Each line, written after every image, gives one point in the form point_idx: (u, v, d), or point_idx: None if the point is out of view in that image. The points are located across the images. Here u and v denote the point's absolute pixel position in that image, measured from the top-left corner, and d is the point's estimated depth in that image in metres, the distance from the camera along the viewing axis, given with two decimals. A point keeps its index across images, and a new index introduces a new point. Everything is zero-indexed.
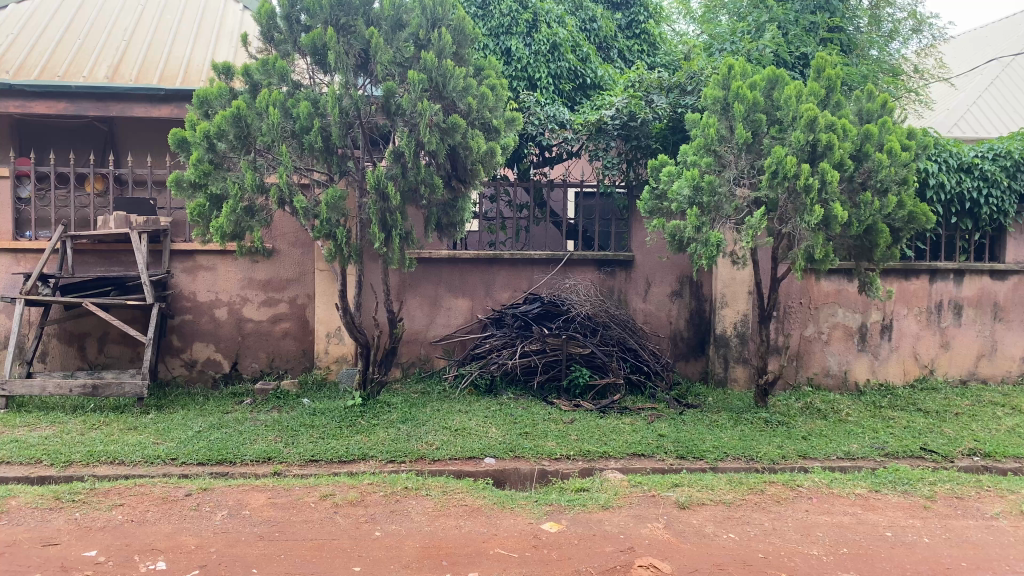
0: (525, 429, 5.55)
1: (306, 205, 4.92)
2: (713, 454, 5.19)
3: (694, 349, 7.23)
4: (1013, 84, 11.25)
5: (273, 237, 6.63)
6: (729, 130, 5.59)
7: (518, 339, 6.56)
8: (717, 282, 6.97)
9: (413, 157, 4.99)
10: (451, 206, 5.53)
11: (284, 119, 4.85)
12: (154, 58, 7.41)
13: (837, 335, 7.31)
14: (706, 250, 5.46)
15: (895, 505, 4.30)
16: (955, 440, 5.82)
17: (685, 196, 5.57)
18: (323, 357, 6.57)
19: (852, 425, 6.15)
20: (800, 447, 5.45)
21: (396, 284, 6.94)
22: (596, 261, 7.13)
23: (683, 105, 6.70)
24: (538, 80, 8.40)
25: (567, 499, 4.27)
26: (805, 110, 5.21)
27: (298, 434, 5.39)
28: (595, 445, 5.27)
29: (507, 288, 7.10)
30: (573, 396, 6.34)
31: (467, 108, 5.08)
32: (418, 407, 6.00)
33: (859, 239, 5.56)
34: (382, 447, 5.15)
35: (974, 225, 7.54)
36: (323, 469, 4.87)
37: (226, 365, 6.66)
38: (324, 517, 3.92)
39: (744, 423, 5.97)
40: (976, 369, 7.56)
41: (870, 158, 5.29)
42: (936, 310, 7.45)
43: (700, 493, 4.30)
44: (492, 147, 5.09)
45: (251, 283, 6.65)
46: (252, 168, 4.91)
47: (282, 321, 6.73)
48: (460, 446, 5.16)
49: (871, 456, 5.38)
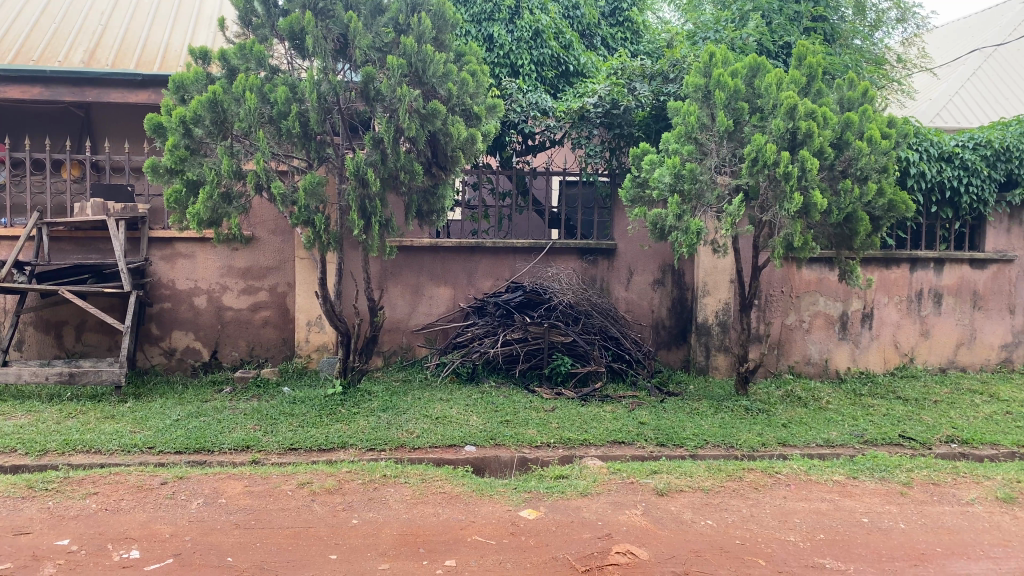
0: (506, 417, 5.55)
1: (285, 192, 4.88)
2: (693, 442, 5.20)
3: (676, 337, 7.25)
4: (995, 76, 11.30)
5: (253, 224, 6.57)
6: (710, 118, 5.58)
7: (501, 327, 6.55)
8: (699, 270, 6.98)
9: (393, 144, 4.95)
10: (432, 194, 5.49)
11: (261, 104, 4.79)
12: (133, 43, 7.33)
13: (818, 324, 7.34)
14: (687, 238, 5.46)
15: (871, 491, 4.32)
16: (933, 427, 5.87)
17: (666, 184, 5.55)
18: (303, 346, 6.54)
19: (832, 413, 6.18)
20: (780, 435, 5.48)
21: (377, 273, 6.90)
22: (579, 249, 7.10)
23: (666, 92, 6.70)
24: (520, 67, 8.36)
25: (546, 486, 4.27)
26: (786, 97, 5.20)
27: (277, 423, 5.36)
28: (576, 432, 5.27)
29: (489, 276, 7.07)
30: (555, 384, 6.34)
31: (447, 94, 5.05)
32: (399, 395, 5.98)
33: (839, 227, 5.57)
34: (362, 435, 5.13)
35: (955, 214, 7.57)
36: (302, 458, 4.85)
37: (206, 353, 6.62)
38: (301, 505, 3.90)
39: (724, 411, 5.99)
40: (955, 357, 7.62)
41: (851, 146, 5.30)
42: (916, 298, 7.50)
43: (678, 480, 4.31)
44: (473, 134, 5.07)
45: (231, 271, 6.59)
46: (229, 154, 4.86)
47: (262, 310, 6.68)
48: (441, 435, 5.14)
49: (850, 443, 5.42)
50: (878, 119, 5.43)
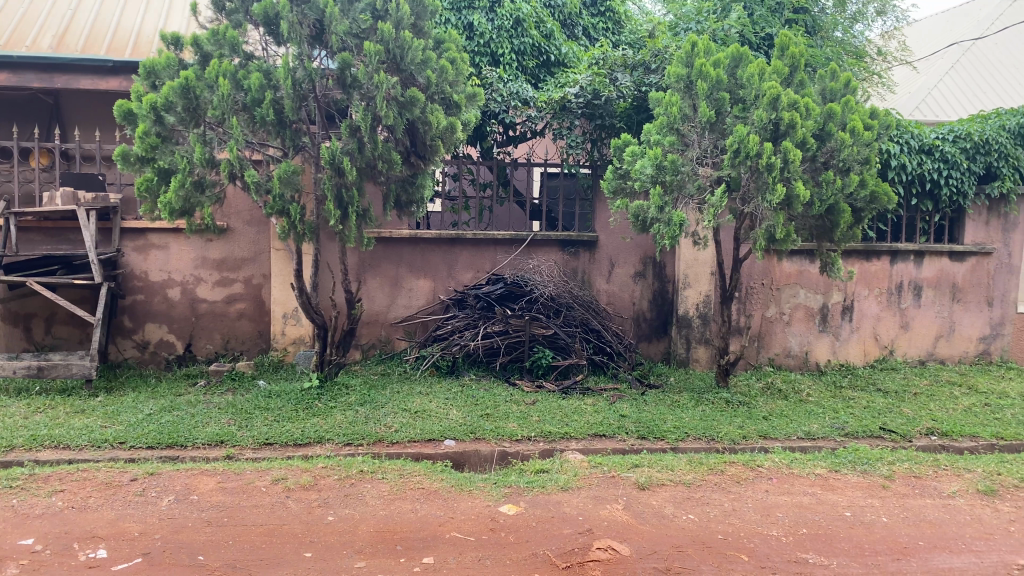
0: (486, 411, 5.48)
1: (259, 181, 4.77)
2: (675, 435, 5.16)
3: (657, 330, 7.21)
4: (974, 69, 11.33)
5: (228, 215, 6.44)
6: (693, 109, 5.52)
7: (481, 320, 6.47)
8: (680, 262, 6.93)
9: (370, 132, 4.85)
10: (410, 184, 5.39)
11: (235, 90, 4.67)
12: (104, 29, 7.15)
13: (799, 316, 7.32)
14: (669, 230, 5.40)
15: (854, 484, 4.29)
16: (913, 420, 5.87)
17: (647, 175, 5.49)
18: (280, 339, 6.43)
19: (813, 406, 6.17)
20: (761, 427, 5.46)
21: (356, 264, 6.79)
22: (560, 241, 7.03)
23: (647, 83, 6.62)
24: (501, 56, 8.25)
25: (527, 480, 4.20)
26: (768, 88, 5.16)
27: (252, 418, 5.26)
28: (556, 426, 5.22)
29: (469, 269, 6.99)
30: (536, 377, 6.28)
31: (425, 82, 4.96)
32: (377, 389, 5.89)
33: (821, 219, 5.54)
34: (339, 430, 5.04)
35: (935, 207, 7.57)
36: (277, 453, 4.76)
37: (180, 347, 6.49)
38: (276, 502, 3.81)
39: (706, 403, 5.96)
40: (935, 349, 7.64)
41: (834, 137, 5.26)
42: (896, 290, 7.50)
43: (660, 474, 4.25)
44: (452, 122, 4.98)
45: (205, 262, 6.46)
46: (202, 142, 4.74)
47: (238, 302, 6.56)
48: (419, 429, 5.06)
49: (831, 436, 5.40)
50: (861, 110, 5.40)
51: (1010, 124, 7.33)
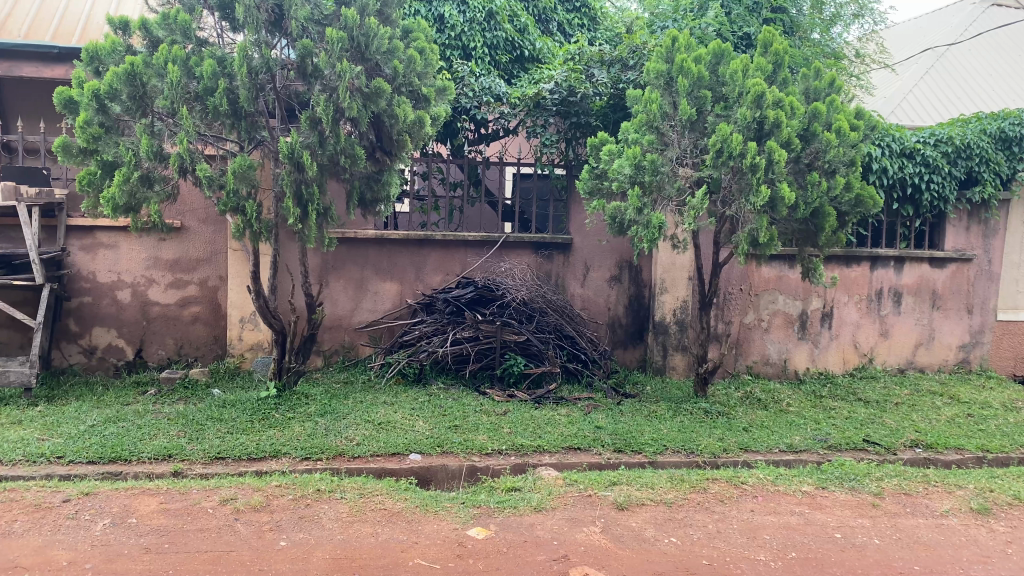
0: (454, 422, 5.18)
1: (211, 175, 4.43)
2: (653, 448, 4.93)
3: (633, 336, 6.97)
4: (948, 75, 11.28)
5: (182, 212, 6.08)
6: (673, 106, 5.26)
7: (450, 325, 6.17)
8: (657, 266, 6.69)
9: (332, 125, 4.54)
10: (375, 180, 5.09)
11: (186, 78, 4.33)
12: (50, 15, 6.74)
13: (778, 323, 7.12)
14: (648, 232, 5.12)
15: (842, 503, 4.06)
16: (896, 431, 5.69)
17: (626, 176, 5.22)
18: (236, 345, 6.10)
19: (794, 416, 5.96)
20: (742, 440, 5.24)
21: (318, 266, 6.46)
22: (533, 243, 6.76)
23: (624, 80, 6.38)
24: (472, 50, 7.97)
25: (497, 500, 3.91)
26: (753, 85, 4.93)
27: (204, 429, 4.92)
28: (529, 438, 4.96)
29: (438, 271, 6.69)
30: (507, 385, 6.00)
31: (392, 73, 4.68)
32: (339, 399, 5.57)
33: (804, 223, 5.31)
34: (297, 443, 4.74)
35: (915, 212, 7.41)
36: (229, 468, 4.44)
37: (130, 352, 6.12)
38: (222, 525, 3.49)
39: (684, 414, 5.72)
40: (914, 357, 7.49)
41: (818, 138, 5.05)
42: (876, 297, 7.33)
43: (639, 493, 3.98)
44: (420, 116, 4.70)
45: (157, 263, 6.09)
46: (150, 133, 4.39)
47: (192, 305, 6.20)
48: (383, 442, 4.77)
49: (814, 449, 5.20)
50: (846, 110, 5.20)
51: (991, 128, 7.18)
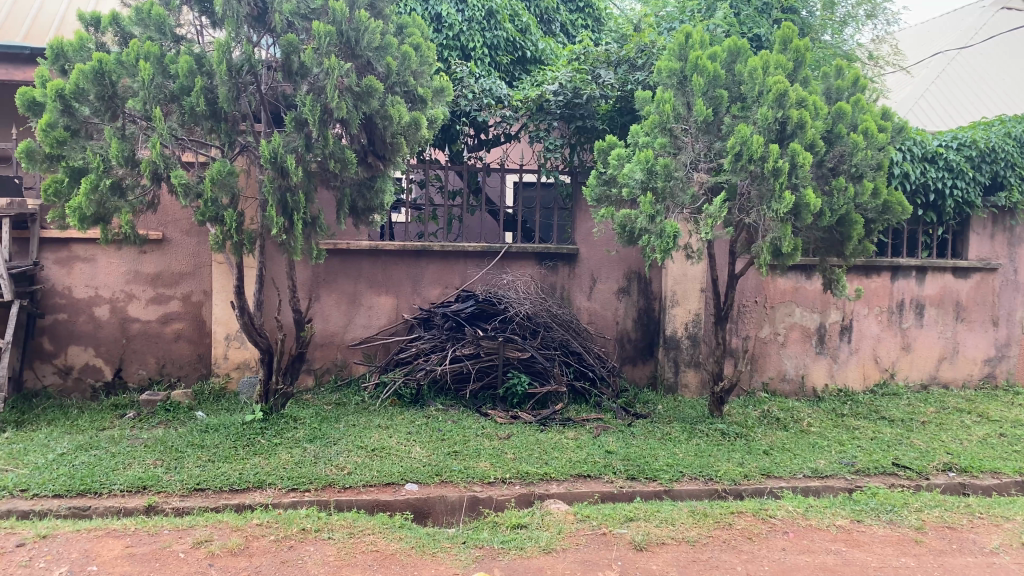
0: (454, 448, 4.82)
1: (188, 181, 4.07)
2: (668, 475, 4.57)
3: (642, 352, 6.60)
4: (959, 79, 10.95)
5: (163, 223, 5.73)
6: (687, 107, 4.94)
7: (449, 342, 5.80)
8: (667, 278, 6.34)
9: (320, 127, 4.18)
10: (367, 187, 4.72)
11: (159, 77, 3.98)
12: (23, 18, 6.41)
13: (794, 337, 6.76)
14: (661, 242, 4.73)
15: (882, 539, 3.67)
16: (927, 453, 5.31)
17: (637, 181, 4.86)
18: (222, 364, 5.73)
19: (816, 437, 5.59)
20: (763, 464, 4.88)
21: (309, 279, 6.11)
22: (537, 254, 6.41)
23: (633, 81, 6.01)
24: (472, 51, 7.62)
25: (501, 539, 3.54)
26: (774, 83, 4.58)
27: (183, 457, 4.55)
28: (535, 465, 4.59)
29: (437, 284, 6.33)
30: (510, 406, 5.63)
31: (385, 70, 4.34)
32: (330, 422, 5.20)
33: (829, 231, 4.94)
34: (283, 472, 4.37)
35: (938, 219, 7.07)
36: (208, 500, 4.08)
37: (109, 372, 5.74)
38: (195, 572, 3.09)
39: (700, 436, 5.35)
40: (938, 372, 7.12)
41: (844, 140, 4.70)
42: (897, 309, 6.97)
43: (659, 530, 3.61)
44: (416, 116, 4.35)
45: (137, 277, 5.73)
46: (121, 137, 4.02)
47: (174, 322, 5.83)
48: (377, 471, 4.41)
49: (841, 474, 4.84)
50: (873, 110, 4.86)
51: (1016, 131, 6.86)
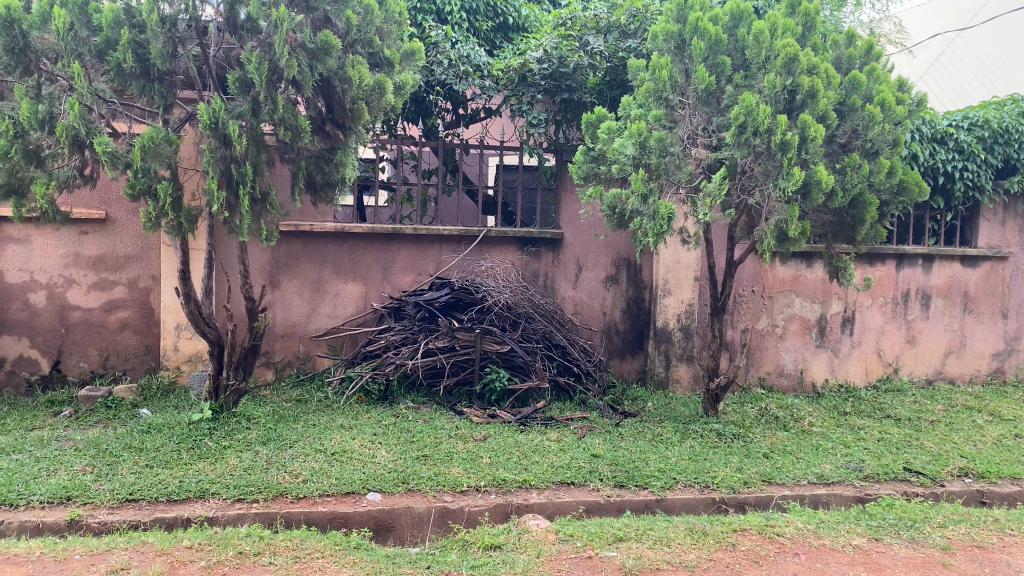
0: (423, 451, 4.34)
1: (115, 150, 3.55)
2: (660, 482, 4.14)
3: (631, 345, 6.13)
4: (959, 61, 10.57)
5: (106, 201, 5.20)
6: (684, 75, 4.46)
7: (421, 333, 5.32)
8: (659, 265, 5.88)
9: (268, 89, 3.68)
10: (326, 159, 4.20)
11: (77, 28, 3.47)
12: None
13: (793, 329, 6.32)
14: (654, 224, 4.25)
15: (905, 562, 3.21)
16: (940, 457, 4.88)
17: (628, 157, 4.38)
18: (171, 356, 5.22)
19: (819, 439, 5.15)
20: (763, 469, 4.45)
21: (269, 265, 5.59)
22: (518, 239, 5.93)
23: (625, 49, 5.59)
24: (449, 15, 7.11)
25: (471, 563, 3.07)
26: (783, 47, 4.11)
27: (118, 463, 4.05)
28: (512, 471, 4.14)
29: (409, 271, 5.83)
30: (487, 404, 5.16)
31: (345, 26, 3.87)
32: (287, 422, 4.70)
33: (839, 213, 4.48)
34: (230, 479, 3.89)
35: (946, 204, 6.63)
36: (141, 513, 3.59)
37: (46, 365, 5.21)
38: None
39: (694, 438, 4.90)
40: (944, 367, 6.71)
41: (857, 113, 4.27)
42: (902, 300, 6.55)
43: (653, 553, 3.14)
44: (381, 79, 3.89)
45: (77, 260, 5.20)
46: (36, 97, 3.50)
47: (119, 310, 5.30)
48: (336, 478, 3.94)
49: (849, 481, 4.41)
50: (888, 79, 4.41)
51: None
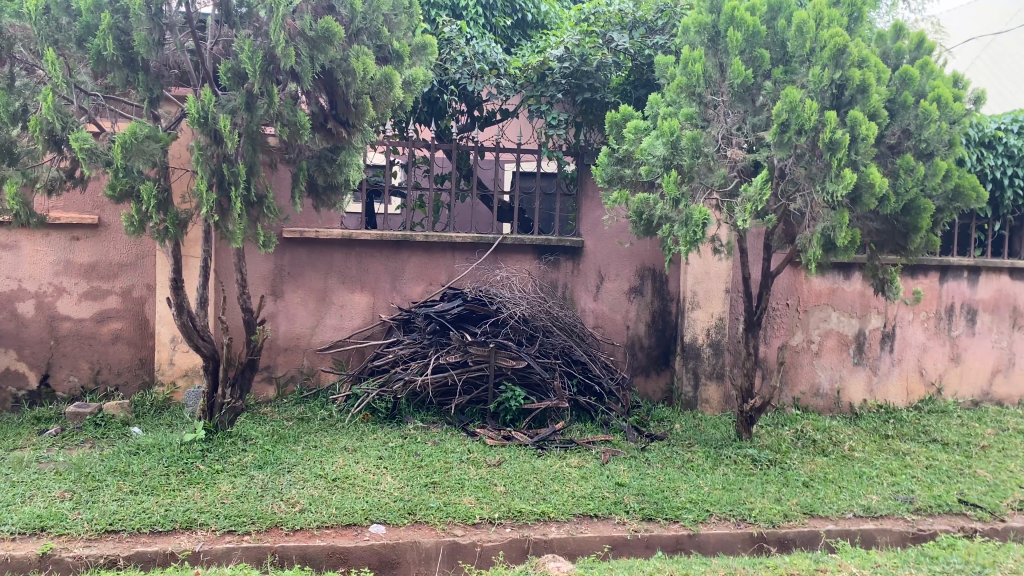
0: (432, 478, 3.97)
1: (94, 146, 3.24)
2: (692, 514, 3.76)
3: (656, 361, 5.75)
4: None
5: (99, 205, 4.90)
6: (719, 69, 4.09)
7: (432, 347, 4.97)
8: (687, 277, 5.52)
9: (263, 81, 3.36)
10: (329, 159, 3.87)
11: (56, 12, 3.19)
12: None
13: (830, 345, 5.91)
14: (687, 232, 3.89)
15: None
16: (997, 487, 4.47)
17: (658, 158, 4.02)
18: (166, 371, 4.90)
19: (862, 466, 4.75)
20: (804, 500, 4.06)
21: (271, 273, 5.27)
22: (536, 247, 5.58)
23: (652, 46, 5.25)
24: (464, 10, 6.77)
25: None
26: (831, 37, 3.74)
27: (100, 488, 3.71)
28: (530, 501, 3.77)
29: (419, 280, 5.49)
30: (502, 424, 4.79)
31: (349, 13, 3.53)
32: (286, 444, 4.35)
33: (889, 221, 4.09)
34: (220, 508, 3.54)
35: (993, 213, 6.25)
36: (121, 546, 3.25)
37: (34, 379, 4.89)
38: None
39: (727, 464, 4.51)
40: (992, 387, 6.36)
41: (909, 112, 3.89)
42: (946, 315, 6.16)
43: None
44: (388, 71, 3.57)
45: (68, 268, 4.89)
46: (8, 87, 3.27)
47: (112, 321, 5.00)
48: (336, 507, 3.59)
49: (899, 515, 4.01)
50: (943, 75, 4.01)
51: None
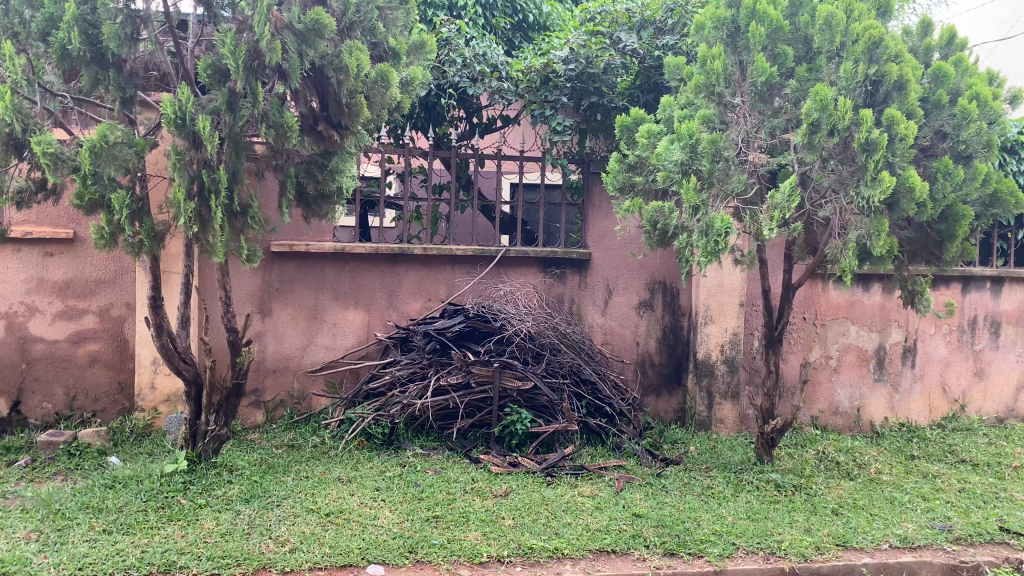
0: (434, 511, 3.65)
1: (60, 151, 2.94)
2: (718, 548, 3.45)
3: (667, 379, 5.45)
4: None
5: (75, 218, 4.60)
6: (740, 67, 3.80)
7: (432, 368, 4.66)
8: (699, 290, 5.23)
9: (246, 78, 3.06)
10: (320, 166, 3.57)
11: (17, 4, 2.95)
12: None
13: (849, 361, 5.62)
14: (708, 241, 3.60)
15: None
16: None
17: (675, 163, 3.71)
18: (146, 395, 4.57)
19: (892, 490, 4.44)
20: (836, 529, 3.75)
21: (259, 290, 4.95)
22: (540, 260, 5.28)
23: (661, 47, 4.99)
24: (462, 10, 6.54)
25: None
26: (863, 29, 3.47)
27: (70, 527, 3.37)
28: (542, 536, 3.45)
29: (418, 296, 5.19)
30: (508, 449, 4.48)
31: (342, 6, 3.26)
32: (275, 474, 4.02)
33: (923, 229, 3.82)
34: (201, 548, 3.20)
35: (1015, 221, 6.01)
36: None
37: (3, 406, 4.55)
38: None
39: (750, 491, 4.20)
40: (1015, 403, 6.08)
41: (945, 111, 3.63)
42: (968, 328, 5.89)
43: None
44: (385, 69, 3.30)
45: (41, 286, 4.57)
46: None
47: (89, 342, 4.67)
48: (330, 546, 3.26)
49: (940, 545, 3.70)
50: (978, 72, 3.75)
51: None
